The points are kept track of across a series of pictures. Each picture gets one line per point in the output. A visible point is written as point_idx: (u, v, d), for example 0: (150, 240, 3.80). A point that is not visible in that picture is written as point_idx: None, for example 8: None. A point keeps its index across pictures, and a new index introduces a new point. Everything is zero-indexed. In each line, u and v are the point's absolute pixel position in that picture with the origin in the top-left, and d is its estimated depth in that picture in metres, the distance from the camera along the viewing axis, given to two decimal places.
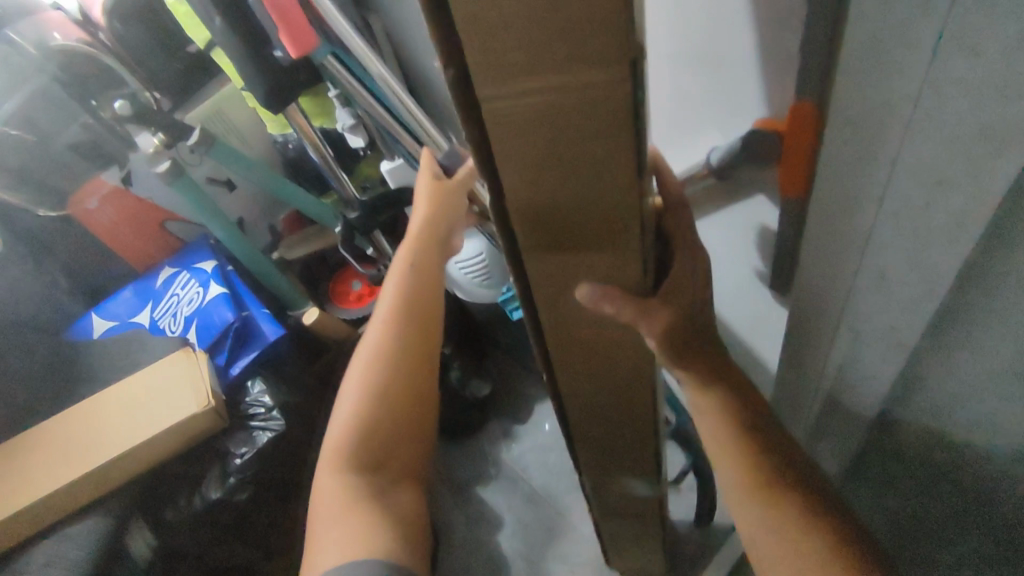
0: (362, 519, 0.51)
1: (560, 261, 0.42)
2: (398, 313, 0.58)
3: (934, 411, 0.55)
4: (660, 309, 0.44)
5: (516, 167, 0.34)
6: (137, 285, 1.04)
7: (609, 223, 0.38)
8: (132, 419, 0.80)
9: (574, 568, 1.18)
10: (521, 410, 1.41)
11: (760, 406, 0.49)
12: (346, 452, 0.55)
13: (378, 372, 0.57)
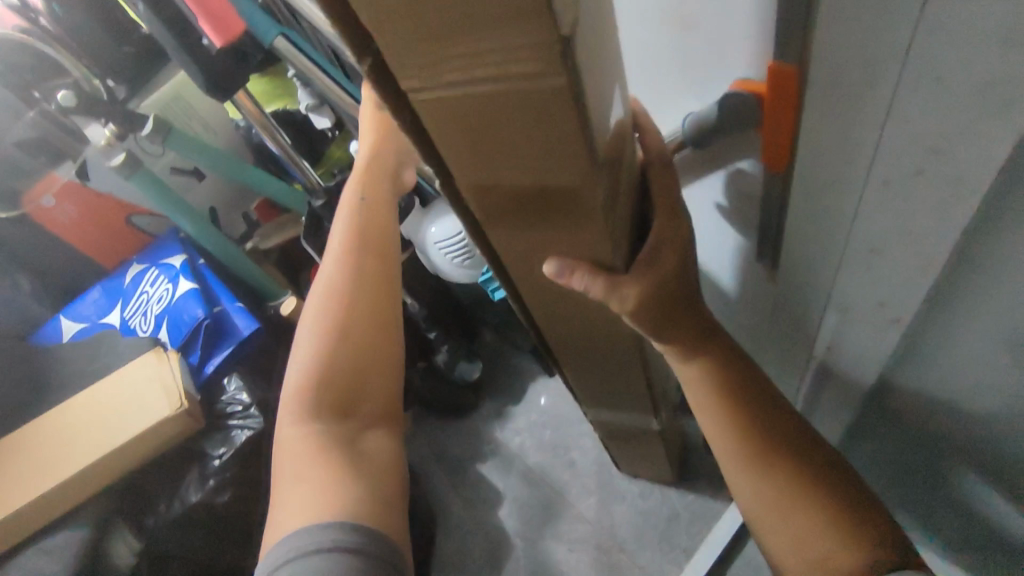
0: (328, 468, 0.49)
1: (526, 237, 0.43)
2: (349, 247, 0.58)
3: (951, 358, 0.52)
4: (630, 283, 0.44)
5: (464, 160, 0.35)
6: (105, 285, 1.00)
7: (566, 206, 0.38)
8: (102, 426, 0.78)
9: (576, 543, 1.17)
10: (513, 388, 1.39)
11: (755, 377, 0.51)
12: (308, 405, 0.53)
13: (332, 308, 0.55)
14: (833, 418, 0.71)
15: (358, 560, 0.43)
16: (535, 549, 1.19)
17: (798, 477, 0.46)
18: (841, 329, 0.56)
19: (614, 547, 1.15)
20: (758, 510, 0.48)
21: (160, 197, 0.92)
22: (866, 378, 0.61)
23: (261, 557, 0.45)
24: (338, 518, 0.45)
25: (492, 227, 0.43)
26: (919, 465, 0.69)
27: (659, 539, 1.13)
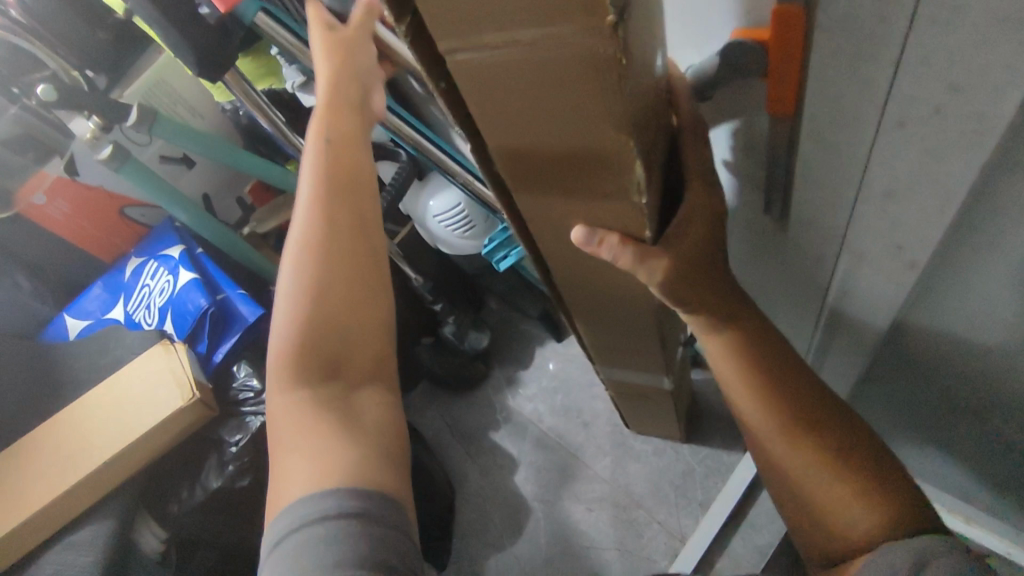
0: (324, 436, 0.49)
1: (552, 205, 0.43)
2: (318, 200, 0.56)
3: (970, 295, 0.52)
4: (657, 255, 0.43)
5: (497, 120, 0.36)
6: (106, 279, 0.99)
7: (595, 170, 0.38)
8: (117, 420, 0.78)
9: (594, 503, 1.19)
10: (521, 356, 1.39)
11: (781, 352, 0.50)
12: (294, 354, 0.53)
13: (306, 266, 0.54)
14: (847, 366, 0.71)
15: (366, 525, 0.43)
16: (554, 511, 1.20)
17: (823, 451, 0.48)
18: (855, 275, 0.56)
19: (631, 504, 1.17)
20: (784, 478, 0.51)
21: (153, 187, 0.91)
22: (880, 324, 0.60)
23: (267, 524, 0.46)
24: (338, 485, 0.45)
25: (521, 194, 0.43)
26: (934, 405, 0.69)
27: (675, 495, 1.15)
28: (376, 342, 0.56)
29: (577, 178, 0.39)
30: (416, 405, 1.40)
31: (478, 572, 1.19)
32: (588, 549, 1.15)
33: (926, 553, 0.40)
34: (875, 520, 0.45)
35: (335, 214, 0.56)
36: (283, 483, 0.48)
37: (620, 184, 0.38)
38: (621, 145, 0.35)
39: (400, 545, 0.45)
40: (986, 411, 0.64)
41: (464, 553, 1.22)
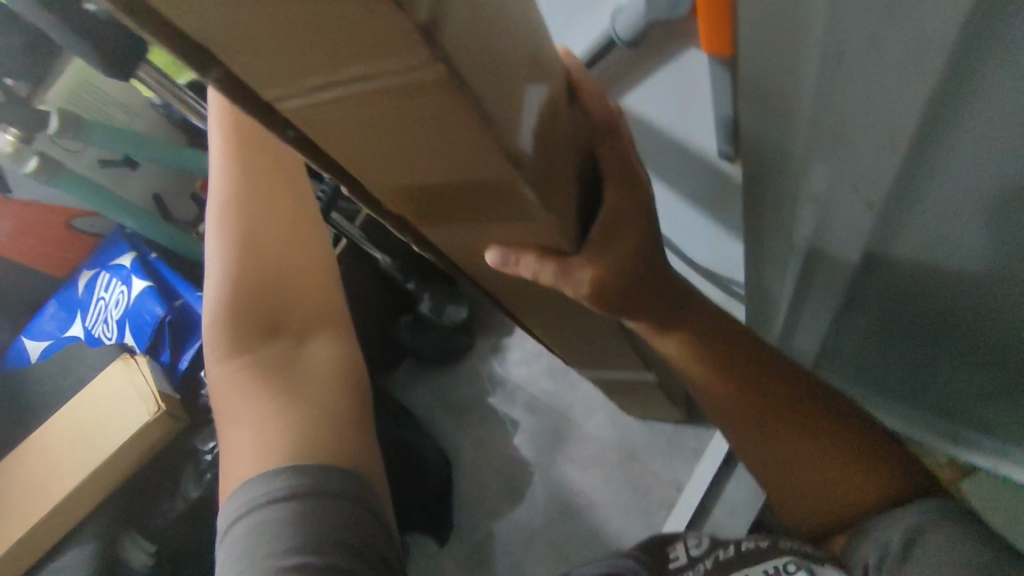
0: (270, 404, 0.50)
1: (460, 230, 0.41)
2: (231, 163, 0.54)
3: (941, 217, 0.49)
4: (580, 266, 0.41)
5: (367, 165, 0.31)
6: (59, 297, 0.95)
7: (492, 199, 0.34)
8: (84, 441, 0.76)
9: (591, 462, 1.19)
10: (504, 322, 1.37)
11: (743, 342, 0.53)
12: (232, 324, 0.54)
13: (232, 233, 0.54)
14: (826, 300, 0.69)
15: (322, 503, 0.45)
16: (551, 475, 1.21)
17: (796, 434, 0.51)
18: (817, 215, 0.53)
19: (627, 459, 1.17)
20: (767, 464, 0.54)
21: (95, 199, 0.87)
22: (849, 258, 0.59)
23: (221, 503, 0.47)
24: (290, 463, 0.46)
25: (424, 221, 0.40)
26: (912, 330, 0.68)
27: (669, 447, 1.15)
28: (317, 294, 0.57)
29: (477, 206, 0.36)
30: (404, 382, 1.39)
31: (482, 540, 1.20)
32: (587, 508, 1.16)
33: (921, 523, 0.43)
34: (863, 489, 0.49)
35: (252, 177, 0.54)
36: (234, 462, 0.49)
37: (520, 208, 0.35)
38: (509, 180, 0.31)
39: (362, 520, 0.46)
40: (963, 337, 0.63)
41: (465, 523, 1.22)
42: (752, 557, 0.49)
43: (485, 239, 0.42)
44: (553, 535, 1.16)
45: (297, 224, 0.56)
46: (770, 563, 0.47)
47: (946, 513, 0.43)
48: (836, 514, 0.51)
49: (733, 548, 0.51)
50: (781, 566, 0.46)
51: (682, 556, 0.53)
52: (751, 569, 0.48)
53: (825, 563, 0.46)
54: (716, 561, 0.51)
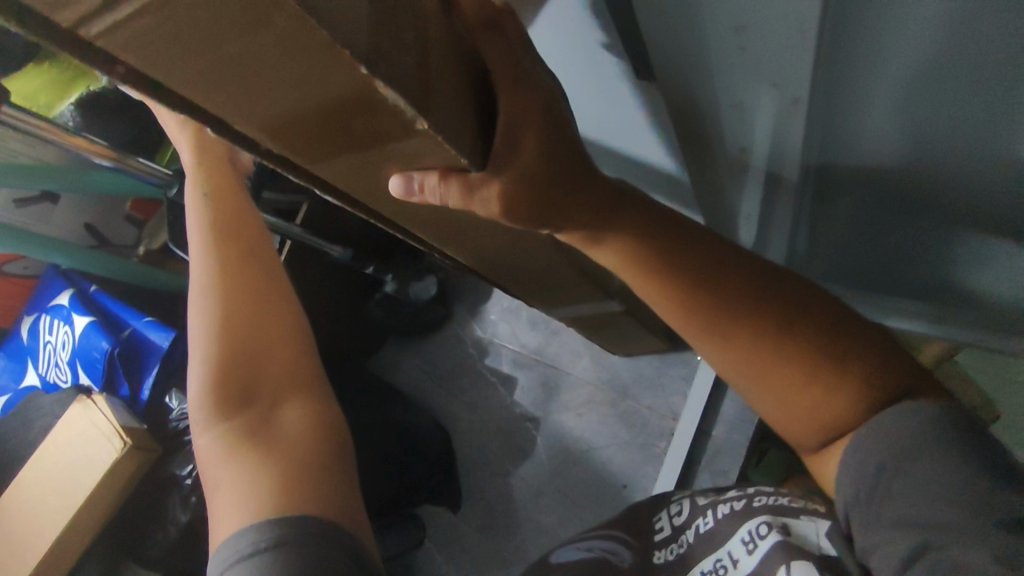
0: (248, 463, 0.48)
1: (359, 163, 0.37)
2: (210, 245, 0.55)
3: (903, 77, 0.47)
4: (485, 184, 0.36)
5: (214, 95, 0.28)
6: (8, 349, 0.93)
7: (366, 115, 0.30)
8: (56, 490, 0.74)
9: (584, 407, 1.18)
10: (477, 285, 1.34)
11: (693, 232, 0.45)
12: (210, 403, 0.51)
13: (212, 305, 0.53)
14: (785, 209, 0.66)
15: (283, 552, 0.42)
16: (549, 426, 1.20)
17: (756, 334, 0.43)
18: (750, 121, 0.50)
19: (618, 397, 1.16)
20: (739, 377, 0.46)
21: (15, 242, 0.81)
22: (793, 161, 0.56)
23: (213, 551, 0.45)
24: (262, 518, 0.44)
25: (315, 163, 0.36)
26: (878, 215, 0.67)
27: (657, 374, 1.14)
28: (292, 357, 0.55)
29: (349, 127, 0.32)
30: (387, 363, 1.37)
31: (493, 501, 1.21)
32: (589, 452, 1.16)
33: (908, 446, 0.38)
34: (841, 392, 0.42)
35: (230, 254, 0.55)
36: (217, 520, 0.47)
37: (400, 122, 0.31)
38: (365, 83, 0.27)
39: (331, 561, 0.43)
40: (941, 207, 0.61)
41: (473, 487, 1.23)
42: (729, 522, 0.51)
43: (388, 172, 0.38)
44: (559, 485, 1.16)
45: (269, 291, 0.55)
46: (747, 528, 0.49)
47: (945, 431, 0.38)
48: (818, 427, 0.43)
49: (710, 516, 0.54)
50: (756, 531, 0.48)
51: (666, 527, 0.59)
52: (729, 538, 0.50)
53: (801, 515, 0.48)
54: (696, 532, 0.54)
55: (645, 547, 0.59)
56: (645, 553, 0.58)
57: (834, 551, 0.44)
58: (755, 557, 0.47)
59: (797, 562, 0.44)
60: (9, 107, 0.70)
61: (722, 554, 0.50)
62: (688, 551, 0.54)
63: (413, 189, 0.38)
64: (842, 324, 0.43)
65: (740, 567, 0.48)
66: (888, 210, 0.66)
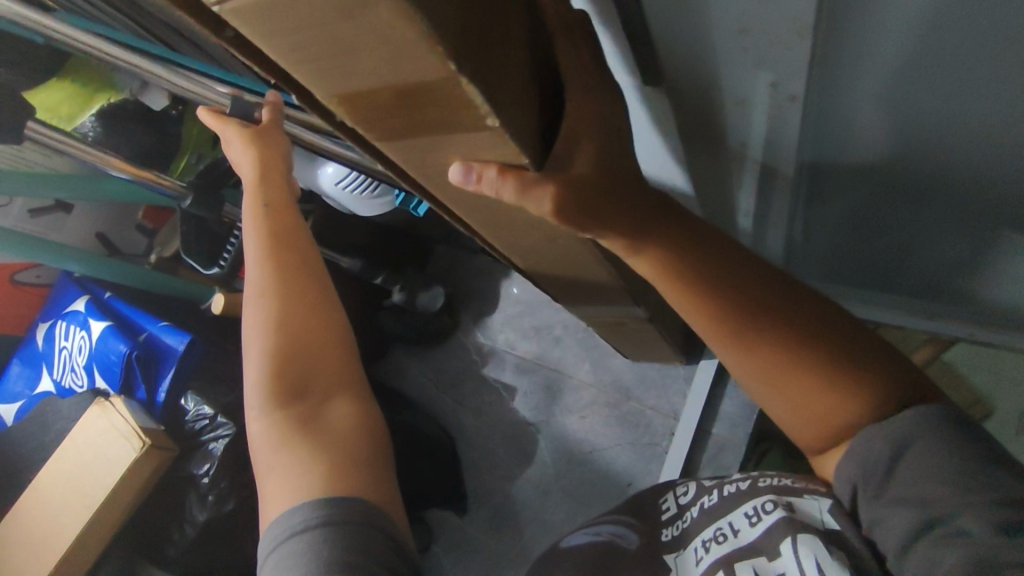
0: (300, 450, 0.53)
1: (422, 145, 0.40)
2: (264, 252, 0.60)
3: (887, 75, 0.51)
4: (540, 184, 0.39)
5: (304, 66, 0.31)
6: (22, 355, 0.94)
7: (441, 107, 0.34)
8: (76, 491, 0.75)
9: (584, 413, 1.20)
10: (480, 290, 1.35)
11: (717, 236, 0.49)
12: (266, 397, 0.55)
13: (270, 304, 0.58)
14: (786, 209, 0.69)
15: (334, 531, 0.48)
16: (551, 429, 1.22)
17: (777, 337, 0.45)
18: (751, 121, 0.52)
19: (621, 399, 1.18)
20: (760, 386, 0.48)
21: (30, 251, 0.83)
22: (792, 159, 0.59)
23: (264, 532, 0.51)
24: (314, 498, 0.50)
25: (382, 139, 0.39)
26: (876, 210, 0.70)
27: (660, 376, 1.16)
28: (339, 359, 0.59)
29: (422, 115, 0.35)
30: (391, 370, 1.38)
31: (500, 502, 1.23)
32: (593, 454, 1.18)
33: (906, 431, 0.41)
34: (855, 402, 0.43)
35: (287, 257, 0.60)
36: (269, 503, 0.52)
37: (472, 118, 0.34)
38: (449, 78, 0.30)
39: (376, 544, 0.48)
40: (942, 196, 0.64)
41: (480, 490, 1.25)
42: (735, 499, 0.53)
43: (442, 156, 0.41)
44: (563, 485, 1.19)
45: (319, 298, 0.60)
46: (752, 503, 0.51)
47: (941, 422, 0.41)
48: (829, 430, 0.45)
49: (715, 493, 0.55)
50: (762, 506, 0.49)
51: (672, 506, 0.61)
52: (732, 510, 0.52)
53: (805, 492, 0.49)
54: (701, 508, 0.56)
55: (651, 526, 0.61)
56: (652, 531, 0.60)
57: (836, 526, 0.45)
58: (758, 528, 0.49)
59: (801, 535, 0.45)
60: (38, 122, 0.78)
61: (724, 524, 0.52)
62: (691, 525, 0.56)
63: (472, 182, 0.40)
64: (862, 336, 0.45)
65: (741, 536, 0.50)
66: (882, 206, 0.69)
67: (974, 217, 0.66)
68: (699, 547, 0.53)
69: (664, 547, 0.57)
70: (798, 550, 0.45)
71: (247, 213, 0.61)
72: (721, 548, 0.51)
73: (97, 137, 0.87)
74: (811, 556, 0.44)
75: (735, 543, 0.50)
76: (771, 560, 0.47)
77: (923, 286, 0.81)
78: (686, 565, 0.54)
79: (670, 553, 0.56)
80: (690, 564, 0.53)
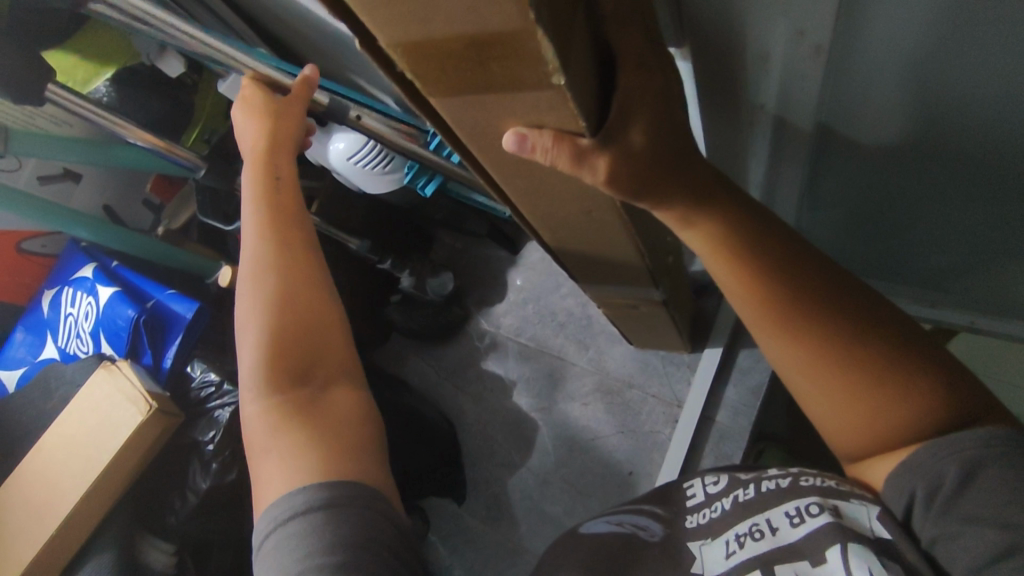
0: (298, 435, 0.52)
1: (478, 104, 0.40)
2: (266, 229, 0.59)
3: (904, 53, 0.51)
4: (595, 154, 0.42)
5: (377, 11, 0.31)
6: (27, 322, 0.95)
7: (508, 61, 0.34)
8: (80, 453, 0.75)
9: (587, 403, 1.20)
10: (485, 278, 1.35)
11: (763, 212, 0.50)
12: (263, 380, 0.54)
13: (265, 287, 0.57)
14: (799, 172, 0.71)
15: (335, 514, 0.47)
16: (553, 417, 1.22)
17: (815, 310, 0.47)
18: (769, 75, 0.55)
19: (622, 388, 1.18)
20: (799, 380, 0.50)
21: (39, 214, 0.84)
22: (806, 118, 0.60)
23: (258, 514, 0.50)
24: (313, 481, 0.48)
25: (436, 96, 0.40)
26: (891, 191, 0.71)
27: (662, 364, 1.16)
28: (339, 347, 0.58)
29: (486, 71, 0.36)
30: (394, 356, 1.38)
31: (500, 491, 1.22)
32: (593, 441, 1.18)
33: (979, 457, 0.42)
34: (907, 403, 0.45)
35: (286, 239, 0.59)
36: (264, 485, 0.51)
37: (537, 75, 0.35)
38: (526, 29, 0.31)
39: (377, 524, 0.48)
40: (958, 180, 0.64)
41: (479, 477, 1.25)
42: (776, 497, 0.52)
43: (489, 109, 0.41)
44: (564, 474, 1.18)
45: (321, 284, 0.59)
46: (793, 503, 0.50)
47: (1010, 448, 0.42)
48: (875, 440, 0.47)
49: (752, 488, 0.54)
50: (805, 507, 0.48)
51: (700, 494, 0.60)
52: (771, 508, 0.51)
53: (851, 497, 0.48)
54: (734, 500, 0.55)
55: (675, 513, 0.61)
56: (676, 520, 0.60)
57: (887, 535, 0.44)
58: (800, 529, 0.47)
59: (852, 545, 0.44)
60: (59, 87, 0.78)
61: (761, 520, 0.51)
62: (721, 517, 0.55)
63: (525, 151, 0.42)
64: (907, 328, 0.47)
65: (780, 536, 0.49)
66: (896, 189, 0.70)
67: (988, 208, 0.66)
68: (732, 541, 0.52)
69: (689, 535, 0.57)
70: (847, 559, 0.43)
71: (247, 194, 0.61)
72: (757, 546, 0.49)
73: (112, 100, 0.91)
74: (863, 567, 0.43)
75: (773, 542, 0.49)
76: (815, 566, 0.45)
77: (935, 267, 0.81)
78: (713, 558, 0.52)
79: (697, 540, 0.55)
80: (719, 557, 0.52)
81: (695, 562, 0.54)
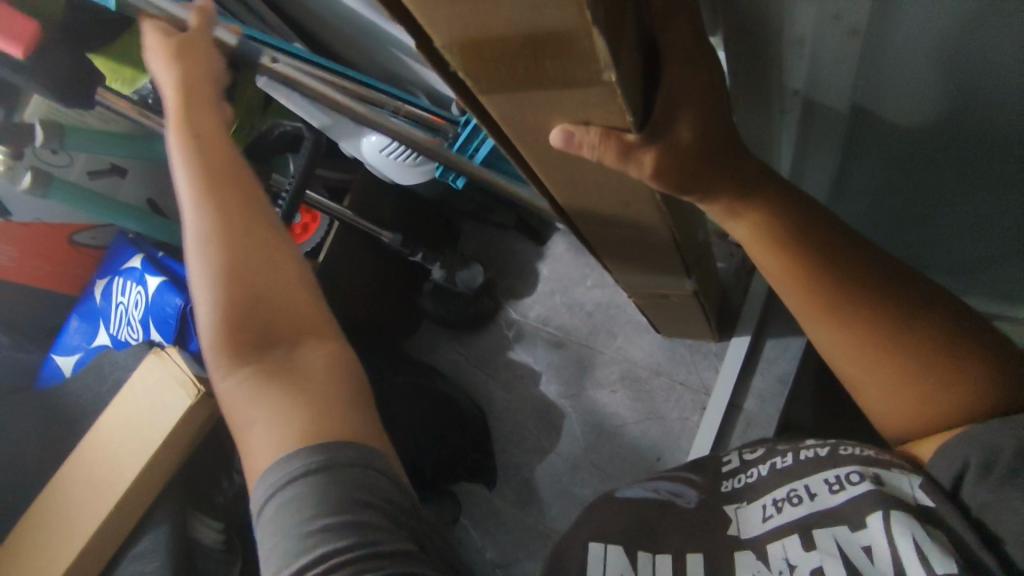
0: (275, 399, 0.53)
1: (527, 100, 0.42)
2: (204, 195, 0.59)
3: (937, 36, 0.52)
4: (643, 150, 0.44)
5: (439, 14, 0.34)
6: (80, 311, 1.00)
7: (561, 60, 0.36)
8: (134, 435, 0.79)
9: (616, 391, 1.21)
10: (514, 267, 1.36)
11: (812, 203, 0.52)
12: (229, 352, 0.55)
13: (208, 250, 0.57)
14: (826, 147, 0.72)
15: (333, 473, 0.47)
16: (583, 404, 1.24)
17: (865, 299, 0.50)
18: (802, 58, 0.56)
19: (650, 375, 1.19)
20: (853, 368, 0.53)
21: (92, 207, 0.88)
22: (837, 94, 0.61)
23: (251, 489, 0.50)
24: (305, 445, 0.49)
25: (486, 95, 0.42)
26: (925, 178, 0.70)
27: (690, 353, 1.17)
28: (303, 303, 0.59)
29: (538, 69, 0.38)
30: (424, 346, 1.41)
31: (529, 477, 1.25)
32: (623, 429, 1.19)
33: None
34: (954, 388, 0.48)
35: (220, 197, 0.60)
36: (254, 457, 0.51)
37: (588, 72, 0.37)
38: (583, 28, 0.33)
39: (376, 483, 0.49)
40: (994, 164, 0.64)
41: (508, 464, 1.27)
42: (815, 464, 0.55)
43: (538, 105, 0.43)
44: (593, 460, 1.21)
45: (266, 233, 0.59)
46: (835, 471, 0.52)
47: None
48: (926, 417, 0.50)
49: (789, 456, 0.58)
50: (846, 475, 0.51)
51: (735, 461, 0.64)
52: (810, 474, 0.54)
53: (892, 466, 0.50)
54: (770, 467, 0.59)
55: (710, 480, 0.64)
56: (711, 485, 0.63)
57: (930, 503, 0.47)
58: (840, 495, 0.50)
59: (895, 512, 0.46)
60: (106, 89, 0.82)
61: (799, 486, 0.54)
62: (758, 481, 0.58)
63: (572, 147, 0.44)
64: (953, 313, 0.49)
65: (819, 501, 0.51)
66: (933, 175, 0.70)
67: None
68: (770, 504, 0.55)
69: (724, 497, 0.60)
70: (891, 526, 0.46)
71: (177, 159, 0.61)
72: (796, 509, 0.53)
73: None
74: (905, 533, 0.45)
75: (811, 506, 0.52)
76: (853, 531, 0.48)
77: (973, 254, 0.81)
78: (749, 519, 0.56)
79: (731, 503, 0.59)
80: (755, 519, 0.55)
81: (731, 524, 0.57)
